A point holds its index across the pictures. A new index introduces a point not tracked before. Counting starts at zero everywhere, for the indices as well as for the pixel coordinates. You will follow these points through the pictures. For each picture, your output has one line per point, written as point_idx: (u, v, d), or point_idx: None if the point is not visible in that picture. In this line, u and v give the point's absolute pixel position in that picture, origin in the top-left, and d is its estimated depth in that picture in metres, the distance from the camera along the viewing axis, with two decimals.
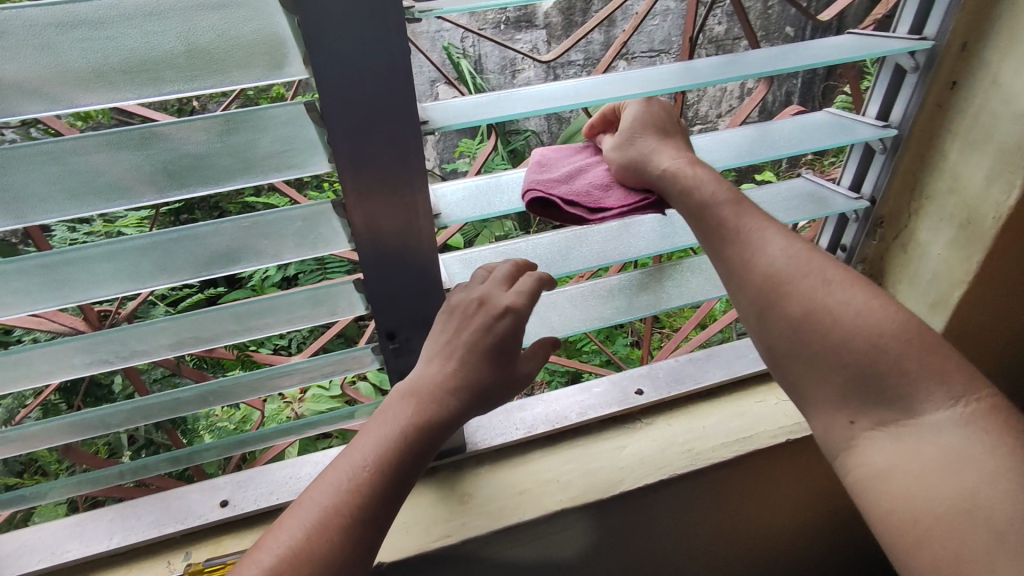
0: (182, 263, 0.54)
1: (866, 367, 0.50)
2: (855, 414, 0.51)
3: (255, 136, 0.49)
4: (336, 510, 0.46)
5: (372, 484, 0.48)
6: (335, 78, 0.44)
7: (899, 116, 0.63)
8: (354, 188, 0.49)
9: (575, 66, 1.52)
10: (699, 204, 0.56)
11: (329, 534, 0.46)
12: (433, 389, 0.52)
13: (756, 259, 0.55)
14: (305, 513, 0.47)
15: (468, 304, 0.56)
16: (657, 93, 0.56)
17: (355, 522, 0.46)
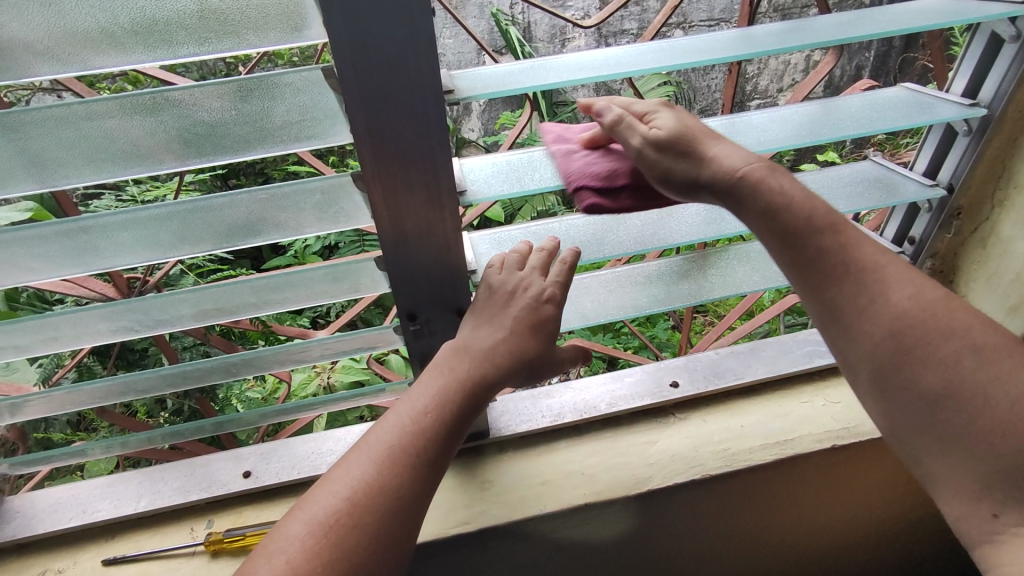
0: (201, 233, 0.53)
1: (1012, 444, 0.44)
2: (1000, 509, 0.44)
3: (270, 103, 0.47)
4: (364, 494, 0.45)
5: (424, 442, 0.48)
6: (354, 40, 0.40)
7: (989, 93, 0.55)
8: (373, 160, 0.46)
9: (628, 35, 1.43)
10: (799, 230, 0.48)
11: (387, 491, 0.45)
12: (473, 363, 0.52)
13: (876, 309, 0.47)
14: (354, 469, 0.46)
15: (512, 286, 0.55)
16: (708, 63, 0.50)
17: (402, 476, 0.46)
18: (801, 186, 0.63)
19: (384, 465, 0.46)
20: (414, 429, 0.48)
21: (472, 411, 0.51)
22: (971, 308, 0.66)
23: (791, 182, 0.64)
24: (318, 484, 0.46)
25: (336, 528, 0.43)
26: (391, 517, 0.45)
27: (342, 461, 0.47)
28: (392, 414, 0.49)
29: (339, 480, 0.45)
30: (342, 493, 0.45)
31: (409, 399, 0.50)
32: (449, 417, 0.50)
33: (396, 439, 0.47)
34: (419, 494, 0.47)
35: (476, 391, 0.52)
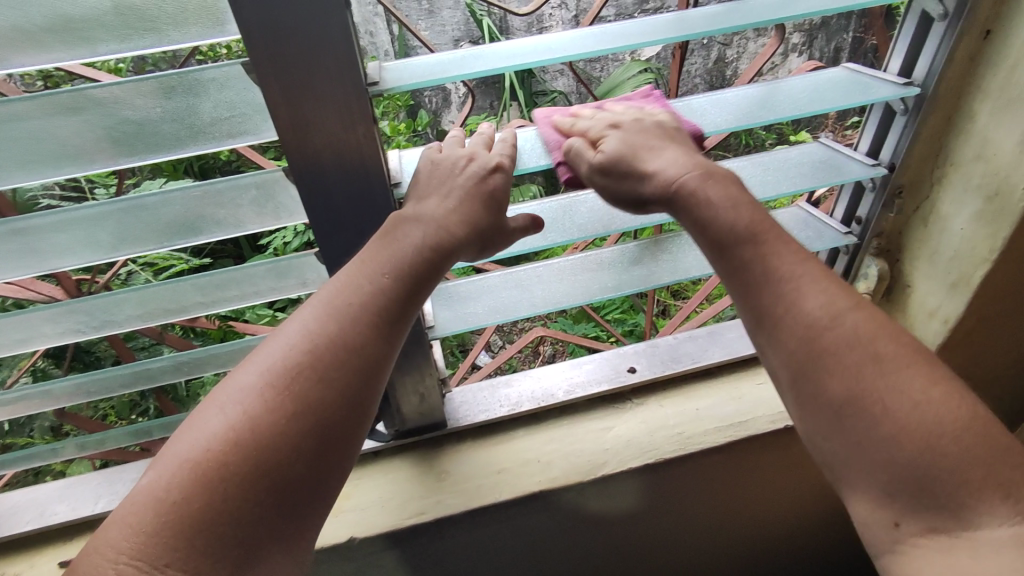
0: (140, 233, 0.53)
1: (918, 472, 0.41)
2: (902, 518, 0.41)
3: (195, 100, 0.46)
4: (287, 386, 0.40)
5: (354, 328, 0.42)
6: (269, 29, 0.40)
7: (922, 72, 0.55)
8: (298, 151, 0.46)
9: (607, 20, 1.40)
10: (728, 241, 0.45)
11: (312, 382, 0.40)
12: (411, 249, 0.45)
13: (792, 317, 0.43)
14: (272, 359, 0.41)
15: (455, 158, 0.50)
16: (639, 47, 0.50)
17: (331, 367, 0.41)
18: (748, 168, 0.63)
19: (304, 369, 0.40)
20: (338, 332, 0.41)
21: (408, 315, 0.44)
22: (914, 285, 0.66)
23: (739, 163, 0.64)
24: (228, 381, 0.41)
25: (254, 422, 0.38)
26: (315, 430, 0.39)
27: (253, 355, 0.42)
28: (310, 309, 0.42)
29: (250, 377, 0.40)
30: (255, 396, 0.39)
31: (330, 296, 0.43)
32: (380, 322, 0.42)
33: (316, 342, 0.41)
34: (348, 410, 0.41)
35: (408, 292, 0.44)
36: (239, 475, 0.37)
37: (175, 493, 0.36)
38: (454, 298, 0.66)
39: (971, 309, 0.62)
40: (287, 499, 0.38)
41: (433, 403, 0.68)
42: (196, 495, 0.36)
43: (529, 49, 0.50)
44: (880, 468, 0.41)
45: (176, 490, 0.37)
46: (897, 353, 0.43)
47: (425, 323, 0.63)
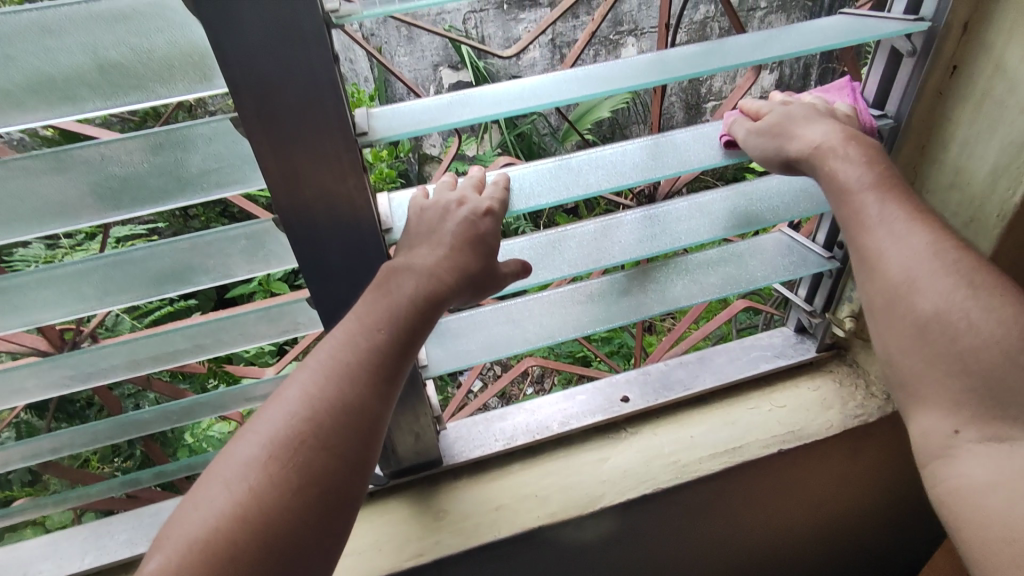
0: (126, 285, 0.52)
1: (983, 382, 0.45)
2: (963, 426, 0.46)
3: (183, 154, 0.46)
4: (286, 457, 0.39)
5: (351, 390, 0.41)
6: (258, 89, 0.40)
7: (894, 105, 0.57)
8: (290, 204, 0.46)
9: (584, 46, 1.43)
10: (841, 190, 0.51)
11: (313, 450, 0.39)
12: (405, 302, 0.44)
13: (937, 264, 0.47)
14: (268, 429, 0.40)
15: (445, 202, 0.50)
16: (623, 90, 0.51)
17: (330, 432, 0.40)
18: (731, 199, 0.68)
19: (306, 436, 0.40)
20: (337, 395, 0.41)
21: (403, 369, 0.44)
22: None
23: (723, 195, 0.68)
24: (226, 455, 0.40)
25: (256, 498, 0.38)
26: (321, 498, 0.39)
27: (251, 425, 0.41)
28: (306, 374, 0.42)
29: (250, 449, 0.39)
30: (258, 470, 0.38)
31: (324, 358, 0.42)
32: (377, 379, 0.42)
33: (316, 407, 0.40)
34: (352, 473, 0.40)
35: (403, 345, 0.44)
36: (248, 555, 0.36)
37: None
38: (447, 334, 0.66)
39: None
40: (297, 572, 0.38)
41: (429, 442, 0.67)
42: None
43: (515, 95, 0.50)
44: (957, 373, 0.46)
45: None
46: (994, 290, 0.46)
47: (419, 362, 0.62)
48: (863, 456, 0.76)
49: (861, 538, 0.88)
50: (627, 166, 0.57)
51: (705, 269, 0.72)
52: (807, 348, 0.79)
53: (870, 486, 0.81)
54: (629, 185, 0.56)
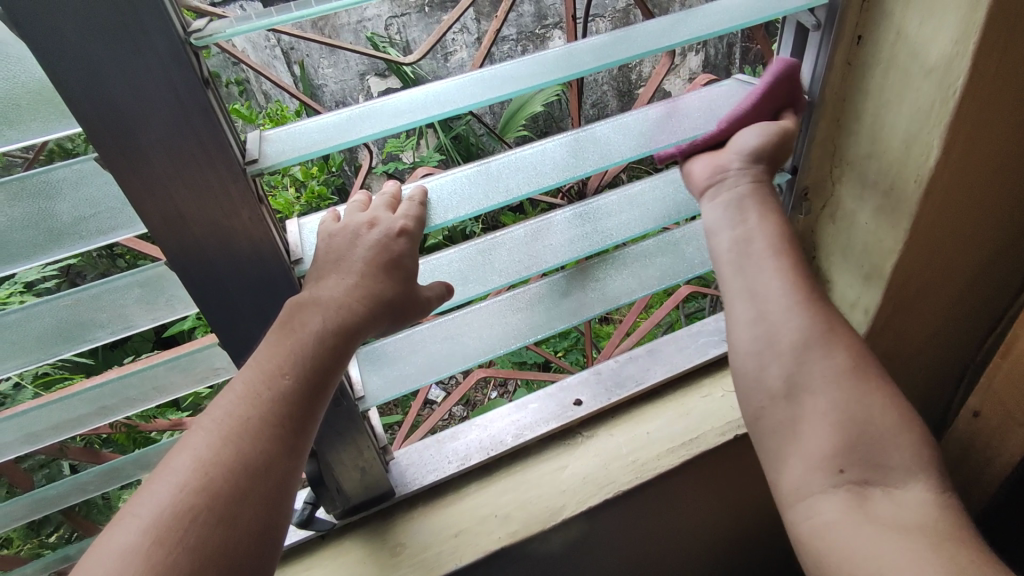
0: (9, 353, 0.46)
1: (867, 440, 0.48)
2: (845, 466, 0.47)
3: (49, 202, 0.41)
4: (176, 542, 0.36)
5: (249, 455, 0.39)
6: (117, 125, 0.36)
7: (808, 79, 0.58)
8: (179, 246, 0.42)
9: (509, 41, 1.41)
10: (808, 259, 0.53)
11: (206, 530, 0.37)
12: (311, 341, 0.43)
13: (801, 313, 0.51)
14: (153, 511, 0.37)
15: (356, 225, 0.48)
16: (534, 89, 0.48)
17: (226, 507, 0.38)
18: (653, 188, 0.66)
19: (200, 511, 0.37)
20: (236, 458, 0.39)
21: (313, 420, 0.43)
22: (834, 280, 0.67)
23: (646, 184, 0.67)
24: (100, 546, 0.36)
25: None
26: None
27: (133, 506, 0.37)
28: (201, 438, 0.40)
29: (131, 535, 0.36)
30: (141, 560, 0.35)
31: (223, 418, 0.40)
32: (283, 436, 0.41)
33: (213, 474, 0.38)
34: (256, 548, 0.38)
35: (310, 396, 0.42)
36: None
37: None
38: (383, 359, 0.62)
39: (888, 297, 0.63)
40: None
41: (376, 475, 0.63)
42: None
43: (419, 104, 0.47)
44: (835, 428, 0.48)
45: None
46: None
47: (354, 394, 0.58)
48: None
49: None
50: (548, 165, 0.55)
51: (642, 261, 0.70)
52: None
53: None
54: (552, 185, 0.53)
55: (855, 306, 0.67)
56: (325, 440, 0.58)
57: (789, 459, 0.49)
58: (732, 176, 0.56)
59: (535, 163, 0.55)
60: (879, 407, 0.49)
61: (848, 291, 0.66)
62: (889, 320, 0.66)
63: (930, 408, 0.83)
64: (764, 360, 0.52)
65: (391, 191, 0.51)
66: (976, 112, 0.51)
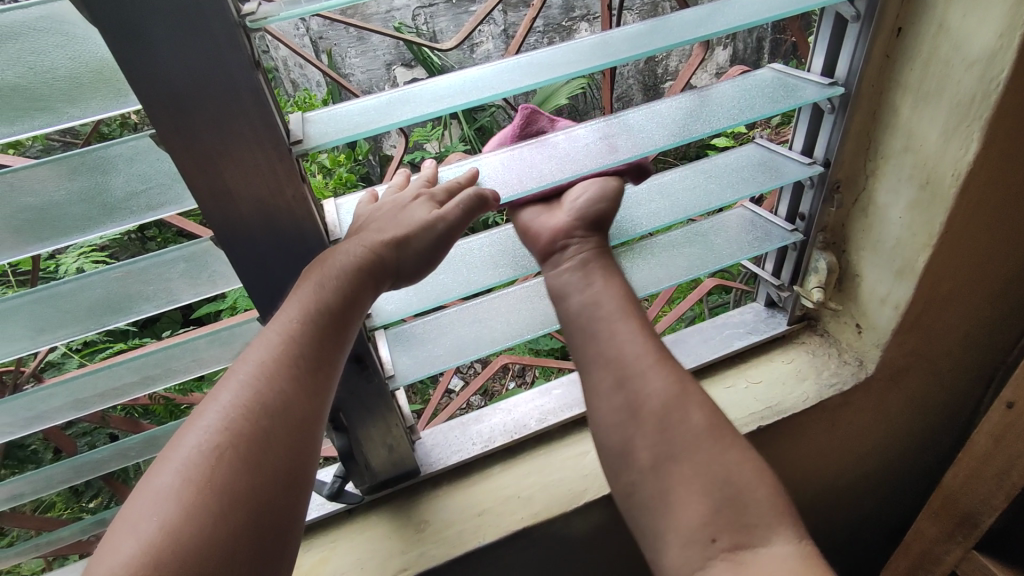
0: (61, 321, 0.49)
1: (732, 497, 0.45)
2: (717, 533, 0.44)
3: (104, 177, 0.43)
4: (207, 480, 0.37)
5: (272, 397, 0.41)
6: (172, 103, 0.37)
7: (844, 71, 0.56)
8: (224, 223, 0.43)
9: (536, 33, 1.42)
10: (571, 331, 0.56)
11: (235, 468, 0.38)
12: (330, 290, 0.44)
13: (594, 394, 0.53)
14: (183, 454, 0.38)
15: (393, 204, 0.50)
16: (572, 76, 0.49)
17: (252, 447, 0.39)
18: (689, 178, 0.65)
19: (230, 451, 0.38)
20: (261, 402, 0.40)
21: (331, 364, 0.44)
22: (863, 275, 0.67)
23: (680, 174, 0.66)
24: (139, 491, 0.37)
25: (175, 531, 0.35)
26: (255, 514, 0.38)
27: (167, 453, 0.38)
28: (225, 386, 0.41)
29: (166, 478, 0.37)
30: (177, 498, 0.36)
31: (241, 368, 0.42)
32: (301, 379, 0.42)
33: (237, 418, 0.39)
34: (286, 485, 0.40)
35: (328, 341, 0.44)
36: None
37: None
38: (412, 340, 0.64)
39: (920, 291, 0.63)
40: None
41: (403, 453, 0.65)
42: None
43: (458, 89, 0.48)
44: (703, 492, 0.46)
45: None
46: None
47: (385, 373, 0.60)
48: (839, 426, 0.76)
49: (845, 505, 0.89)
50: (581, 152, 0.55)
51: (669, 251, 0.71)
52: (778, 322, 0.78)
53: (853, 452, 0.82)
54: (585, 172, 0.54)
55: (884, 301, 0.66)
56: (357, 417, 0.60)
57: (666, 537, 0.46)
58: (574, 243, 0.58)
59: (569, 149, 0.56)
60: (737, 462, 0.47)
61: (878, 286, 0.66)
62: (919, 316, 0.66)
63: (957, 408, 0.82)
64: (627, 432, 0.50)
65: (426, 175, 0.54)
66: (1016, 106, 0.50)
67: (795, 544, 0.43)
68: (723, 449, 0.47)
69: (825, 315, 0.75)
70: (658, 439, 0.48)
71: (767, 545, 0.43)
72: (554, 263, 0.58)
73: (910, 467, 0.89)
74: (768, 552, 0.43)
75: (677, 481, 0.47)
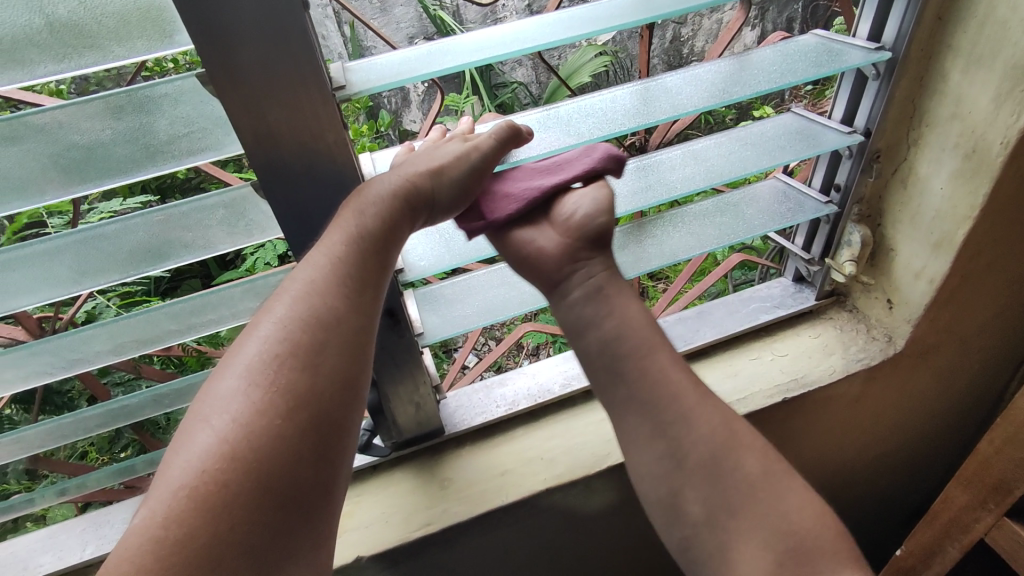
0: (102, 264, 0.49)
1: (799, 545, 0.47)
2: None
3: (149, 118, 0.43)
4: (268, 383, 0.39)
5: (323, 309, 0.42)
6: (222, 41, 0.38)
7: (892, 35, 0.54)
8: (267, 166, 0.44)
9: None
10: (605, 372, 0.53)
11: (293, 372, 0.39)
12: (374, 216, 0.45)
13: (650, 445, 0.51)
14: (244, 361, 0.40)
15: (428, 150, 0.50)
16: (615, 32, 0.48)
17: (307, 353, 0.40)
18: (725, 144, 0.64)
19: (287, 358, 0.40)
20: (312, 314, 0.41)
21: (379, 281, 0.45)
22: (898, 249, 0.66)
23: (716, 140, 0.64)
24: (208, 392, 0.39)
25: (244, 425, 0.37)
26: (315, 416, 0.39)
27: (229, 360, 0.41)
28: (279, 300, 0.42)
29: (230, 381, 0.39)
30: (243, 398, 0.38)
31: (293, 285, 0.43)
32: (349, 295, 0.43)
33: (291, 328, 0.41)
34: (342, 392, 0.41)
35: (374, 260, 0.44)
36: (245, 485, 0.36)
37: (178, 530, 0.34)
38: (441, 301, 0.64)
39: (957, 266, 0.62)
40: (300, 500, 0.38)
41: (429, 412, 0.66)
42: (202, 525, 0.34)
43: (499, 41, 0.48)
44: (769, 543, 0.47)
45: (174, 513, 0.35)
46: None
47: (414, 330, 0.60)
48: (864, 402, 0.76)
49: (864, 484, 0.89)
50: (618, 113, 0.55)
51: (701, 219, 0.69)
52: (806, 296, 0.78)
53: (876, 429, 0.81)
54: (623, 132, 0.53)
55: (919, 275, 0.65)
56: (385, 374, 0.61)
57: None
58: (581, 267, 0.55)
59: (603, 109, 0.54)
60: (796, 500, 0.49)
61: (913, 259, 0.65)
62: (955, 291, 0.65)
63: (985, 388, 0.81)
64: (676, 485, 0.50)
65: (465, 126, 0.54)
66: None
67: None
68: (780, 495, 0.49)
69: (855, 290, 0.74)
70: (708, 491, 0.49)
71: None
72: (562, 294, 0.55)
73: (932, 449, 0.88)
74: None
75: (736, 535, 0.48)
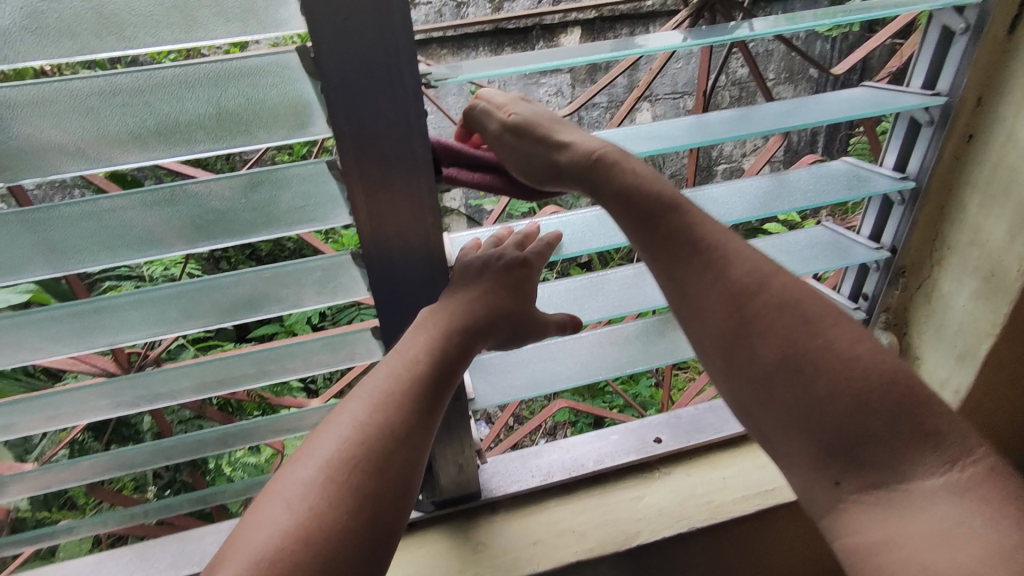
0: (207, 309, 0.56)
1: (853, 426, 0.44)
2: (842, 478, 0.44)
3: (277, 192, 0.51)
4: (340, 479, 0.43)
5: (394, 416, 0.47)
6: (357, 138, 0.46)
7: (916, 167, 0.62)
8: (373, 241, 0.51)
9: (599, 108, 1.52)
10: (651, 213, 0.50)
11: (362, 472, 0.44)
12: (444, 335, 0.51)
13: (717, 290, 0.48)
14: (321, 454, 0.45)
15: (487, 261, 0.56)
16: (679, 148, 0.56)
17: (377, 457, 0.45)
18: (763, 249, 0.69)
19: (360, 461, 0.44)
20: (386, 423, 0.46)
21: (442, 402, 0.50)
22: (924, 357, 0.71)
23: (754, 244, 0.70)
24: (286, 477, 0.44)
25: (314, 513, 0.42)
26: (374, 515, 0.43)
27: (306, 452, 0.45)
28: (356, 404, 0.47)
29: (308, 472, 0.44)
30: (316, 492, 0.43)
31: (369, 389, 0.48)
32: (418, 412, 0.48)
33: (366, 434, 0.46)
34: (398, 498, 0.45)
35: (440, 384, 0.49)
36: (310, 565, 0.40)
37: None
38: (489, 370, 0.69)
39: (979, 378, 0.66)
40: None
41: (470, 474, 0.69)
42: None
43: None
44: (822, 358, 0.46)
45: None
46: None
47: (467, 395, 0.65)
48: None
49: None
50: None
51: None
52: None
53: None
54: None
55: (944, 385, 0.69)
56: (439, 436, 0.65)
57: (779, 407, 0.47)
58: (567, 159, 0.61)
59: None
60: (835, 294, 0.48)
61: (939, 369, 0.69)
62: (979, 402, 0.69)
63: None
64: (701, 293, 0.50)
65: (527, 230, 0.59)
66: None
67: (942, 472, 0.42)
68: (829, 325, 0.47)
69: None
70: (750, 368, 0.47)
71: (910, 481, 0.43)
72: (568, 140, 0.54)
73: None
74: (930, 501, 0.42)
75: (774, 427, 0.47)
